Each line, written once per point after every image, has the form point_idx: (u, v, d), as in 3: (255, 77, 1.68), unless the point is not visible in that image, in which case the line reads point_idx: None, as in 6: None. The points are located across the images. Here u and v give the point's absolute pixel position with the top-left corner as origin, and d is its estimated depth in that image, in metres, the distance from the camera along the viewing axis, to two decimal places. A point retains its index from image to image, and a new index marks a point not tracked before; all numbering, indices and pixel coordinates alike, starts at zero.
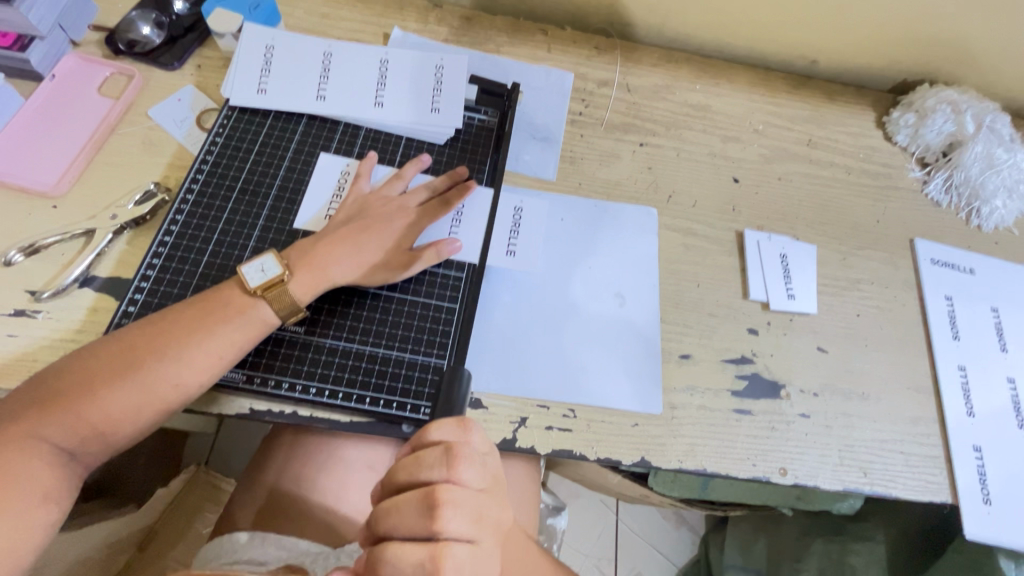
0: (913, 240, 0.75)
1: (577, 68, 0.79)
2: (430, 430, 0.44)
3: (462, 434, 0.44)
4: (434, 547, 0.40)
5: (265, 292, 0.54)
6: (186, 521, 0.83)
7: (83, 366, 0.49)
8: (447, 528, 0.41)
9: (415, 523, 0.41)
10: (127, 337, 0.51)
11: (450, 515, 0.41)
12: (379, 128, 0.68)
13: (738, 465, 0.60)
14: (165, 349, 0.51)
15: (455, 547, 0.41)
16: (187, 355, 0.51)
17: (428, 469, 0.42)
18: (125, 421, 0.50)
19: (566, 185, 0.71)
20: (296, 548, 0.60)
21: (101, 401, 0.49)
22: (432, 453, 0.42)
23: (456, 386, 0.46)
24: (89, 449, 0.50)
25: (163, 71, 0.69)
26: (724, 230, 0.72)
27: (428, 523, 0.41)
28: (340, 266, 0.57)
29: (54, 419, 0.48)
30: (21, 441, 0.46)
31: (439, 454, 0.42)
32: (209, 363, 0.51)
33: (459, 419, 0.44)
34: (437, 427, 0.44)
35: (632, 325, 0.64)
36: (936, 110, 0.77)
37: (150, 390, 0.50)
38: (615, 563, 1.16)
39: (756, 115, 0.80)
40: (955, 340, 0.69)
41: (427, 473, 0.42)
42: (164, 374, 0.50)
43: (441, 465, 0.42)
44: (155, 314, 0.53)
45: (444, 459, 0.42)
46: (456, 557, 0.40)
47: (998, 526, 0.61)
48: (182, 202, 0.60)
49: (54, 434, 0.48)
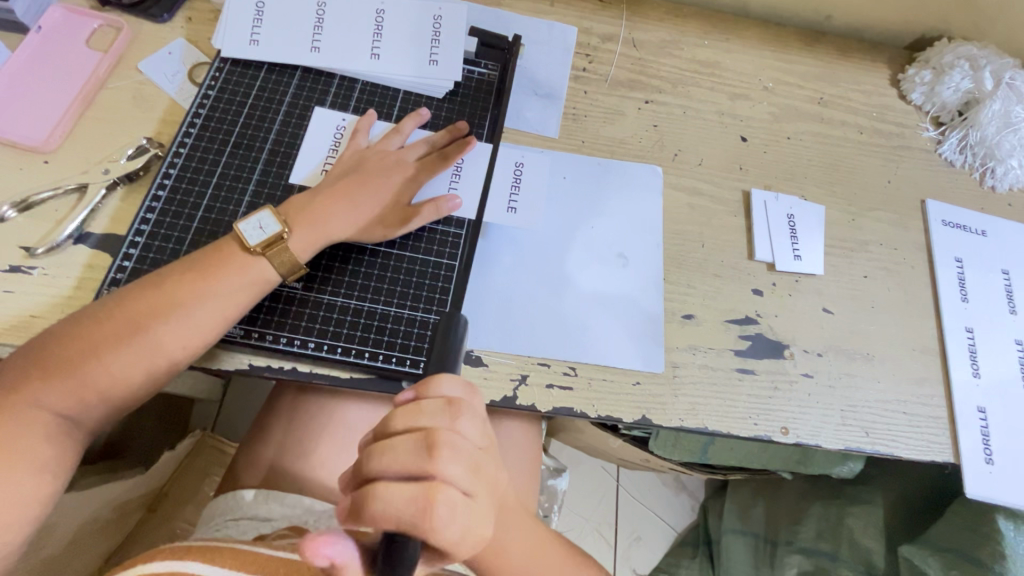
0: (924, 202, 0.73)
1: (581, 22, 0.76)
2: (435, 381, 0.42)
3: (467, 393, 0.43)
4: (425, 488, 0.39)
5: (265, 250, 0.53)
6: (196, 482, 0.85)
7: (80, 331, 0.48)
8: (444, 471, 0.40)
9: (408, 462, 0.40)
10: (123, 299, 0.49)
11: (450, 460, 0.40)
12: (376, 81, 0.66)
13: (739, 424, 0.59)
14: (164, 308, 0.49)
15: (446, 489, 0.40)
16: (189, 314, 0.50)
17: (429, 416, 0.41)
18: (130, 383, 0.49)
19: (569, 143, 0.69)
20: (300, 505, 0.61)
21: (103, 367, 0.48)
22: (434, 402, 0.42)
23: (450, 338, 0.44)
24: (96, 413, 0.49)
25: (152, 24, 0.67)
26: (730, 190, 0.70)
27: (423, 463, 0.40)
28: (339, 220, 0.56)
29: (59, 384, 0.47)
30: (24, 409, 0.46)
31: (442, 403, 0.42)
32: (211, 323, 0.51)
33: (468, 382, 0.44)
34: (443, 381, 0.43)
35: (635, 285, 0.63)
36: (953, 67, 0.75)
37: (154, 351, 0.49)
38: (616, 526, 1.18)
39: (766, 72, 0.78)
40: (963, 302, 0.68)
41: (427, 419, 0.41)
42: (166, 334, 0.49)
43: (442, 414, 0.42)
44: (153, 273, 0.52)
45: (446, 409, 0.42)
46: (447, 499, 0.39)
47: (999, 485, 0.61)
48: (175, 156, 0.59)
49: (59, 402, 0.47)
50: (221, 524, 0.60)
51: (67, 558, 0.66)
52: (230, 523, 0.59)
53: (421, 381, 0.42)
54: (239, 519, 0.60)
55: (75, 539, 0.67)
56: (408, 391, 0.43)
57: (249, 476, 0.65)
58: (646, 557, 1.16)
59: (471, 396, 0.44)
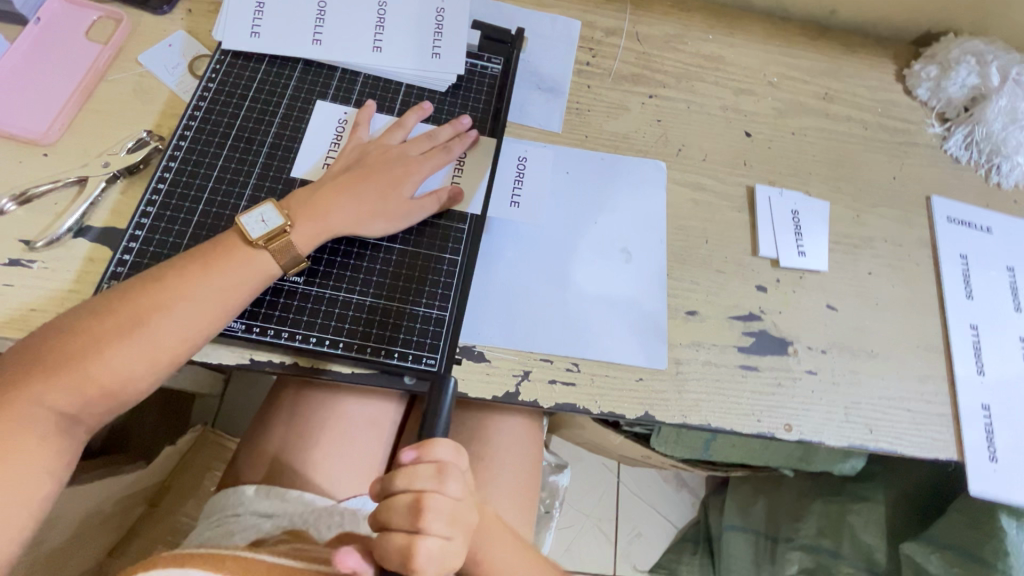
0: (929, 198, 0.72)
1: (584, 15, 0.75)
2: (433, 445, 0.47)
3: (456, 455, 0.48)
4: (413, 541, 0.45)
5: (267, 242, 0.53)
6: (198, 476, 0.84)
7: (80, 327, 0.48)
8: (429, 528, 0.45)
9: (402, 520, 0.46)
10: (122, 294, 0.49)
11: (435, 519, 0.46)
12: (378, 74, 0.65)
13: (742, 421, 0.59)
14: (165, 301, 0.49)
15: (429, 541, 0.45)
16: (190, 307, 0.49)
17: (421, 480, 0.46)
18: (132, 378, 0.49)
19: (572, 138, 0.69)
20: (300, 501, 0.61)
21: (105, 364, 0.48)
22: (427, 467, 0.46)
23: (440, 402, 0.49)
24: (98, 409, 0.49)
25: (152, 15, 0.67)
26: (734, 185, 0.69)
27: (412, 521, 0.45)
28: (340, 213, 0.55)
29: (60, 379, 0.47)
30: (27, 407, 0.46)
31: (432, 468, 0.46)
32: (213, 315, 0.50)
33: (457, 442, 0.48)
34: (439, 443, 0.47)
35: (638, 281, 0.63)
36: (960, 62, 0.74)
37: (155, 345, 0.49)
38: (617, 522, 1.18)
39: (770, 67, 0.77)
40: (968, 299, 0.68)
41: (419, 482, 0.46)
42: (168, 328, 0.49)
43: (433, 476, 0.46)
44: (154, 266, 0.51)
45: (436, 472, 0.46)
46: (429, 550, 0.45)
47: (1003, 482, 0.61)
48: (175, 149, 0.58)
49: (62, 399, 0.47)
50: (221, 520, 0.60)
51: (68, 552, 0.66)
52: (232, 519, 0.60)
53: (422, 441, 0.47)
54: (241, 515, 0.60)
55: (76, 534, 0.67)
56: (410, 451, 0.46)
57: (250, 472, 0.65)
58: (646, 554, 1.17)
59: (460, 459, 0.48)
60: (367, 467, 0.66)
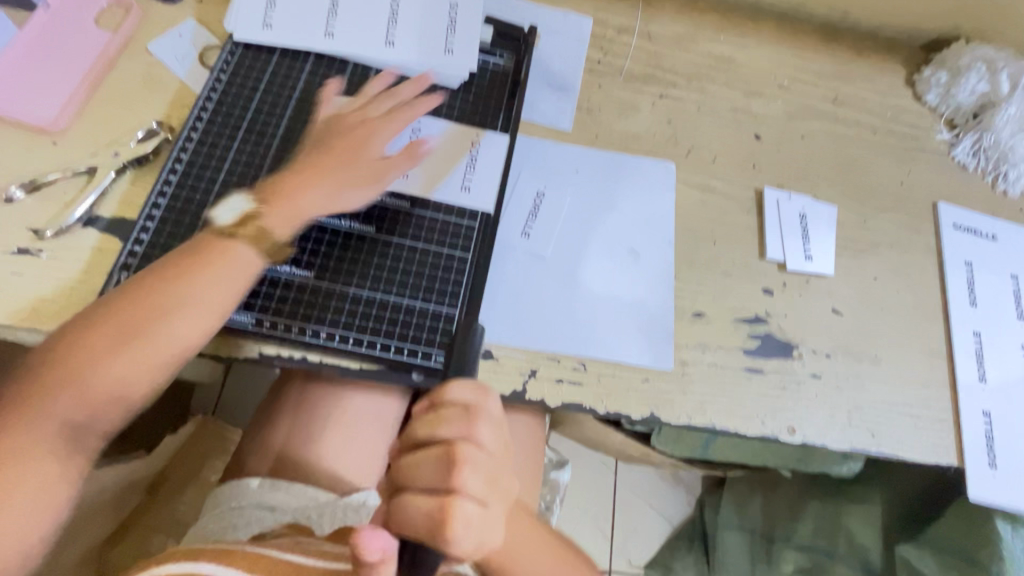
0: (936, 204, 0.73)
1: (596, 13, 0.75)
2: (450, 388, 0.44)
3: (481, 398, 0.45)
4: (446, 499, 0.42)
5: (238, 227, 0.54)
6: (196, 466, 0.85)
7: (78, 338, 0.48)
8: (462, 483, 0.42)
9: (432, 476, 0.43)
10: (118, 300, 0.49)
11: (466, 472, 0.42)
12: (390, 69, 0.65)
13: (747, 423, 0.60)
14: (160, 305, 0.50)
15: (465, 504, 0.42)
16: (186, 308, 0.50)
17: (447, 425, 0.43)
18: (137, 385, 0.49)
19: (582, 136, 0.69)
20: (306, 495, 0.61)
21: (108, 372, 0.48)
22: (453, 412, 0.44)
23: (466, 343, 0.52)
24: (106, 419, 0.49)
25: (162, 4, 0.66)
26: (742, 188, 0.69)
27: (444, 479, 0.42)
28: (312, 192, 0.56)
29: (69, 388, 0.47)
30: (34, 420, 0.46)
31: (459, 412, 0.44)
32: (210, 312, 0.51)
33: (478, 381, 0.45)
34: (456, 386, 0.45)
35: (647, 282, 0.63)
36: (971, 68, 0.74)
37: (158, 348, 0.50)
38: (613, 519, 1.19)
39: (782, 69, 0.77)
40: (971, 306, 0.68)
41: (447, 428, 0.43)
42: (167, 330, 0.50)
43: (462, 424, 0.44)
44: (144, 269, 0.52)
45: (464, 416, 0.44)
46: (465, 512, 0.42)
47: (1002, 488, 0.61)
48: (186, 140, 0.58)
49: (69, 411, 0.47)
50: (224, 512, 0.60)
51: (68, 539, 0.66)
52: (235, 511, 0.60)
53: (436, 390, 0.45)
54: (244, 507, 0.60)
55: (77, 521, 0.67)
56: (424, 400, 0.45)
57: (256, 465, 0.65)
58: (642, 549, 1.18)
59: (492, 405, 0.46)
60: (371, 462, 0.67)
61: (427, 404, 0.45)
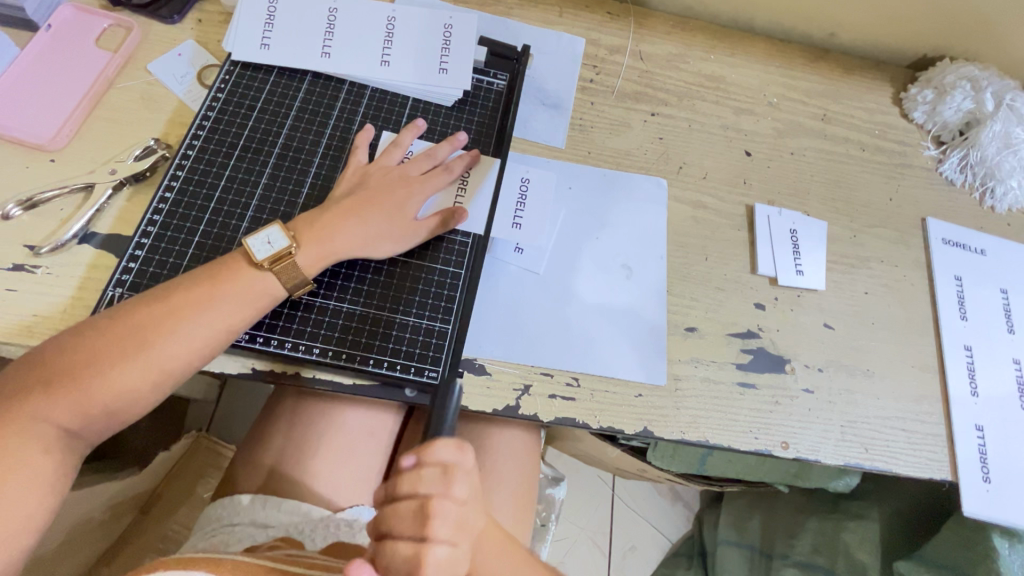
0: (925, 219, 0.73)
1: (588, 33, 0.77)
2: (432, 449, 0.44)
3: (461, 457, 0.45)
4: (420, 549, 0.43)
5: (273, 264, 0.53)
6: (191, 483, 0.86)
7: (85, 345, 0.48)
8: (435, 534, 0.44)
9: (408, 525, 0.44)
10: (131, 314, 0.49)
11: (439, 525, 0.44)
12: (385, 88, 0.66)
13: (740, 438, 0.60)
14: (172, 324, 0.49)
15: (437, 550, 0.44)
16: (192, 330, 0.50)
17: (425, 484, 0.44)
18: (135, 399, 0.50)
19: (575, 153, 0.70)
20: (298, 512, 0.60)
21: (107, 385, 0.48)
22: (431, 471, 0.44)
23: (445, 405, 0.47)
24: (99, 427, 0.49)
25: (163, 24, 0.67)
26: (734, 204, 0.70)
27: (419, 529, 0.44)
28: (346, 235, 0.56)
29: (64, 399, 0.47)
30: (25, 422, 0.46)
31: (436, 471, 0.44)
32: (218, 337, 0.51)
33: (459, 442, 0.45)
34: (440, 446, 0.44)
35: (639, 297, 0.64)
36: (955, 87, 0.75)
37: (159, 367, 0.50)
38: (610, 534, 1.18)
39: (770, 88, 0.78)
40: (962, 320, 0.69)
41: (424, 487, 0.44)
42: (172, 352, 0.50)
43: (438, 480, 0.44)
44: (155, 287, 0.51)
45: (441, 475, 0.44)
46: (438, 558, 0.44)
47: (997, 504, 0.61)
48: (182, 158, 0.59)
49: (63, 418, 0.47)
50: (216, 530, 0.60)
51: (57, 558, 0.66)
52: (226, 528, 0.60)
53: (422, 446, 0.44)
54: (234, 525, 0.60)
55: (67, 539, 0.67)
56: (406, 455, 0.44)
57: (246, 482, 0.64)
58: (640, 567, 1.16)
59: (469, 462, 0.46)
60: (363, 477, 0.66)
61: (408, 463, 0.44)
